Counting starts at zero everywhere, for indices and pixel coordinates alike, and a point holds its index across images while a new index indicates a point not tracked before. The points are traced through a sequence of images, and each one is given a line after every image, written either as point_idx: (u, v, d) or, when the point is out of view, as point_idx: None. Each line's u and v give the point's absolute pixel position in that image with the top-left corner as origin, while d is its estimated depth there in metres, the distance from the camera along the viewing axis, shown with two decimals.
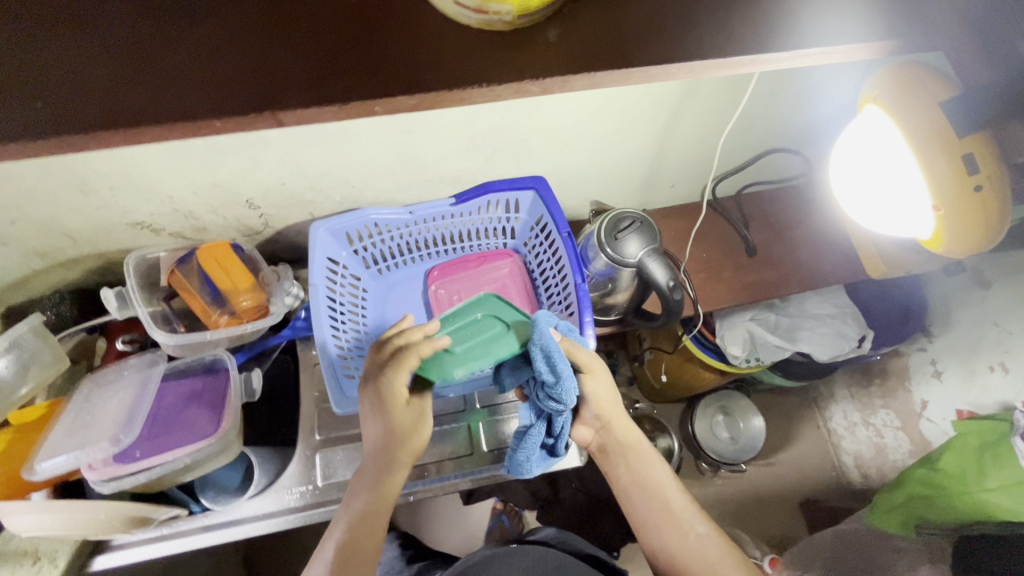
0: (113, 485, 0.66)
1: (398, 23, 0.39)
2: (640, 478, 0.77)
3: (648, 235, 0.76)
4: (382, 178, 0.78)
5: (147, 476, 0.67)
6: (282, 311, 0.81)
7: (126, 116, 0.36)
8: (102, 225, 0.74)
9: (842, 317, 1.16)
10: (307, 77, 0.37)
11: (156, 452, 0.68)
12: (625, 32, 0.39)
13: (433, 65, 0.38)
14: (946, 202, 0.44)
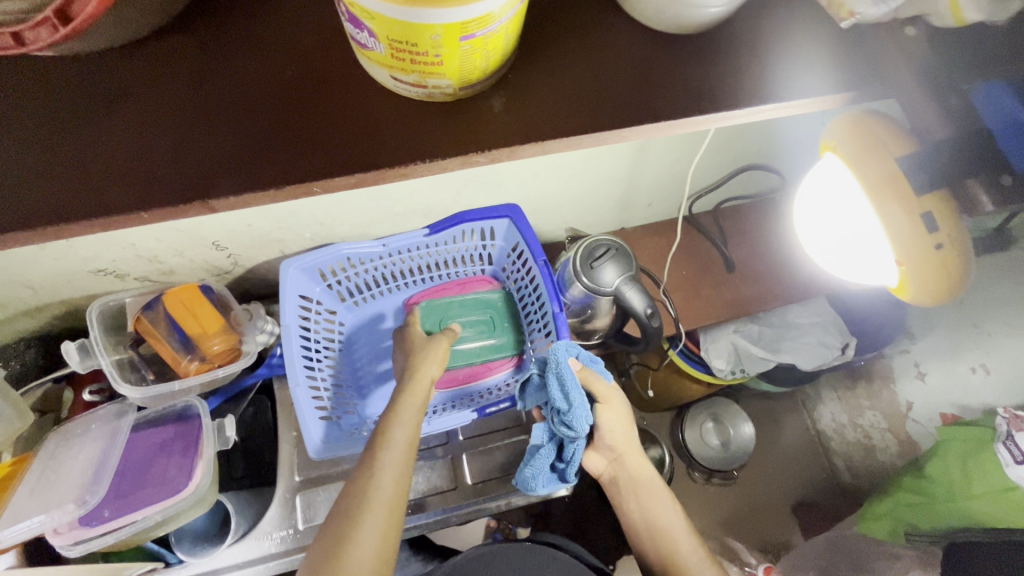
0: (81, 548, 0.64)
1: (336, 99, 0.40)
2: (649, 516, 0.77)
3: (624, 262, 0.75)
4: (352, 214, 0.77)
5: (116, 536, 0.66)
6: (255, 350, 0.80)
7: (52, 210, 0.37)
8: (63, 274, 0.72)
9: (825, 326, 1.16)
10: (239, 159, 0.39)
11: (124, 512, 0.66)
12: (571, 96, 0.40)
13: (376, 140, 0.39)
14: (909, 260, 0.43)
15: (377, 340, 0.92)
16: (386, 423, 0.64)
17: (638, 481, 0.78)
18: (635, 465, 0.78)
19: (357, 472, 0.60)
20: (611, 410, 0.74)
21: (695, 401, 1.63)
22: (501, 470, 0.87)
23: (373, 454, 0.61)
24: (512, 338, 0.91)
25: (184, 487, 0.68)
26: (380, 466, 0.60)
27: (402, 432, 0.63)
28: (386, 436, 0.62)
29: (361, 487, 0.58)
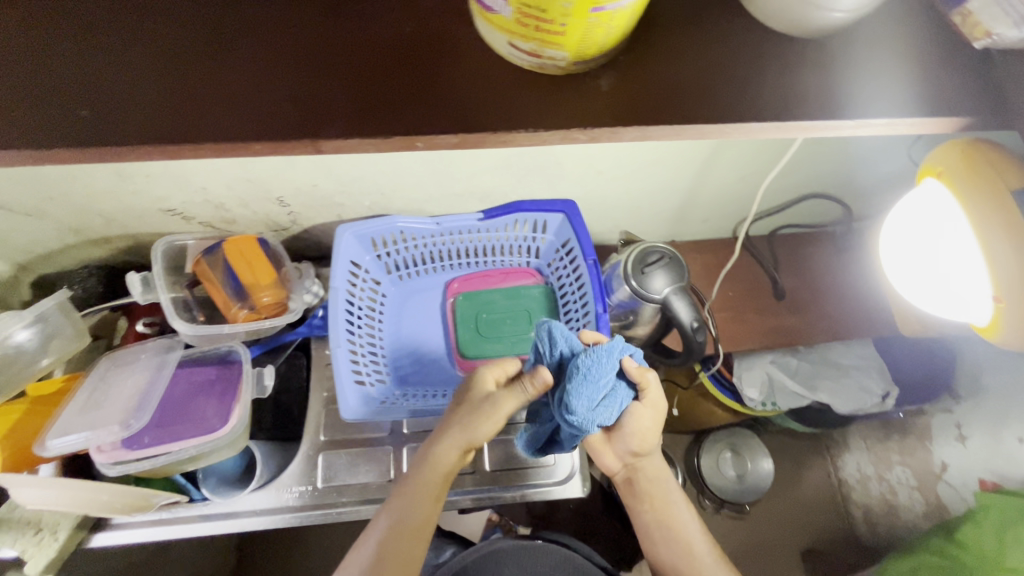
0: (119, 469, 0.66)
1: (432, 66, 0.41)
2: (664, 516, 0.76)
3: (675, 272, 0.74)
4: (412, 188, 0.78)
5: (152, 463, 0.68)
6: (301, 309, 0.81)
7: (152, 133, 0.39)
8: (135, 208, 0.75)
9: (867, 370, 1.12)
10: (339, 110, 0.40)
11: (163, 441, 0.69)
12: (662, 95, 0.40)
13: (461, 111, 0.40)
14: (1009, 297, 0.42)
15: (416, 315, 0.93)
16: (419, 484, 0.65)
17: (654, 480, 0.76)
18: (654, 463, 0.76)
19: (382, 519, 0.65)
20: (653, 415, 0.70)
21: (715, 428, 1.60)
22: (520, 463, 0.87)
23: (403, 510, 0.65)
24: None
25: (223, 424, 0.71)
26: (406, 529, 0.64)
27: (430, 498, 0.65)
28: (417, 498, 0.65)
29: (387, 546, 0.63)
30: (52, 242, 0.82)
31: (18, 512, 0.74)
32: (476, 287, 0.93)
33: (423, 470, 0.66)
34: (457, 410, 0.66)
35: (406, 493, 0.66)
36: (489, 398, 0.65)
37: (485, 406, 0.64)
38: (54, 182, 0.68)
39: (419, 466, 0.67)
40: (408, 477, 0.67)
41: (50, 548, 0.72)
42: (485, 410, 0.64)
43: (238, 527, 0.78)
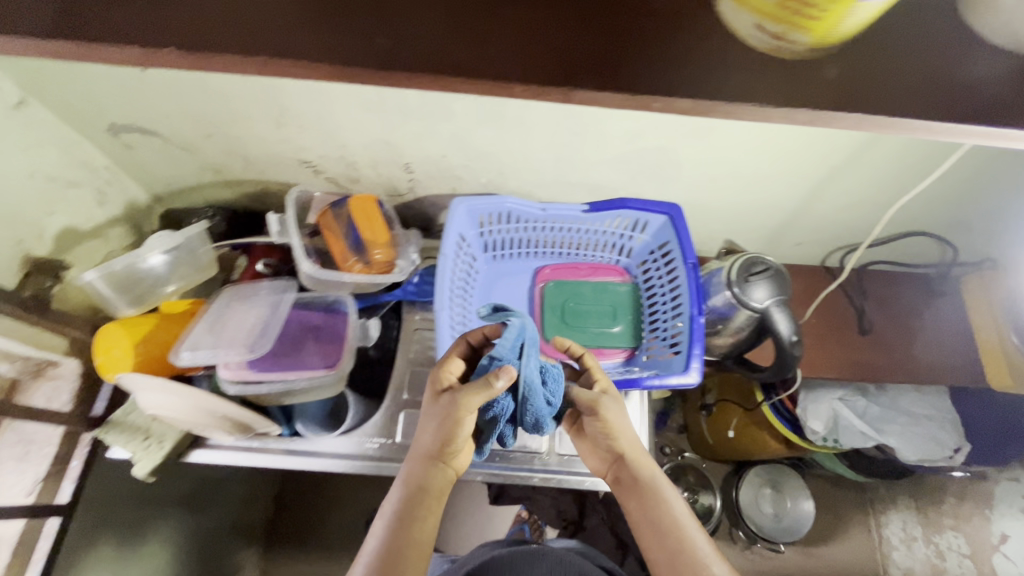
0: (239, 389, 0.71)
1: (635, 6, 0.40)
2: (659, 514, 0.68)
3: (779, 286, 0.75)
4: (530, 171, 0.82)
5: (269, 389, 0.73)
6: (406, 269, 0.86)
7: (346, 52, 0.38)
8: (276, 155, 0.81)
9: (939, 422, 1.10)
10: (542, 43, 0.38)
11: (279, 368, 0.74)
12: (876, 78, 0.39)
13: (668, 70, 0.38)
14: None
15: (504, 296, 0.97)
16: (402, 505, 0.65)
17: (643, 477, 0.71)
18: (641, 458, 0.72)
19: (370, 543, 0.64)
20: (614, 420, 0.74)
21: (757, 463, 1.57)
22: None
23: (390, 533, 0.64)
24: (631, 333, 0.93)
25: (334, 364, 0.76)
26: (397, 552, 0.62)
27: (418, 520, 0.65)
28: (403, 518, 0.64)
29: (378, 568, 0.60)
30: (192, 178, 0.90)
31: (132, 417, 0.81)
32: (566, 276, 0.97)
33: (403, 491, 0.67)
34: (427, 421, 0.70)
35: (392, 515, 0.65)
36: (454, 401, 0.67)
37: (450, 403, 0.67)
38: (217, 120, 0.74)
39: (398, 490, 0.67)
40: (389, 500, 0.67)
41: (156, 453, 0.78)
42: (449, 405, 0.67)
43: (316, 466, 0.82)
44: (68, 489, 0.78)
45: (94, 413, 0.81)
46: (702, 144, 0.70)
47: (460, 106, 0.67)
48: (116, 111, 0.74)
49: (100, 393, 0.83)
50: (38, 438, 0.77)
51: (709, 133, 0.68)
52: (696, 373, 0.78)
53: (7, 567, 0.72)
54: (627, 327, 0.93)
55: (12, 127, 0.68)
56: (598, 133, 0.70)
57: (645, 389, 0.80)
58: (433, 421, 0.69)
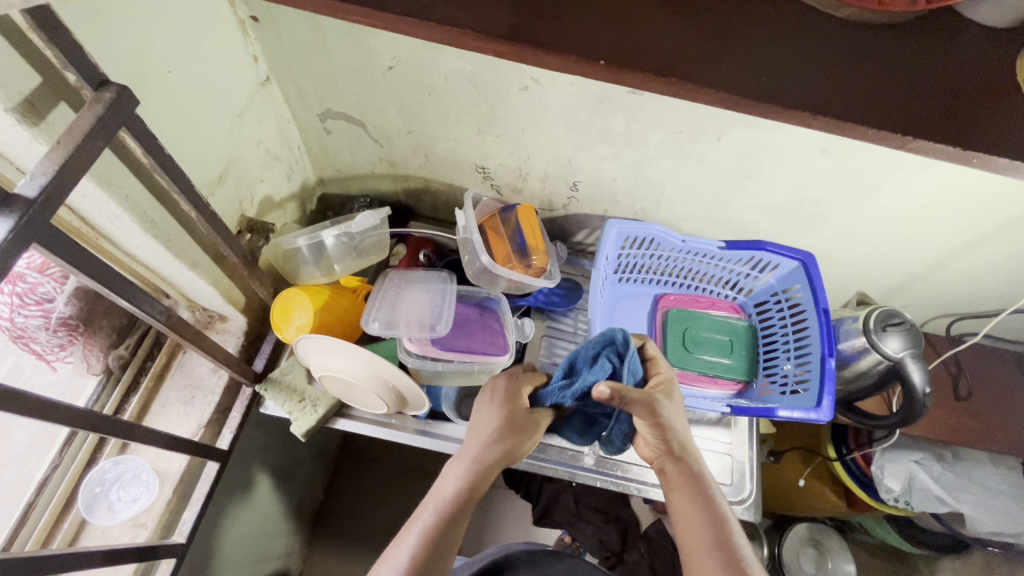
0: (417, 362, 0.79)
1: (961, 48, 0.43)
2: (708, 522, 0.64)
3: (913, 339, 0.81)
4: (685, 204, 0.89)
5: (444, 366, 0.80)
6: (556, 276, 0.90)
7: (714, 49, 0.40)
8: (458, 158, 0.89)
9: (1013, 497, 1.13)
10: (883, 75, 0.41)
11: (451, 349, 0.81)
12: None
13: (1003, 122, 0.41)
14: None
15: (626, 316, 1.03)
16: (456, 501, 0.66)
17: (693, 475, 0.69)
18: (693, 457, 0.71)
19: (416, 530, 0.65)
20: (665, 414, 0.70)
21: (799, 522, 1.52)
22: None
23: (437, 525, 0.65)
24: (745, 367, 0.99)
25: (498, 355, 0.83)
26: (445, 545, 0.64)
27: (463, 517, 0.67)
28: (454, 515, 0.66)
29: (427, 557, 0.63)
30: (364, 168, 0.97)
31: (289, 377, 0.85)
32: (686, 306, 1.03)
33: (459, 488, 0.67)
34: (501, 430, 0.70)
35: (445, 508, 0.66)
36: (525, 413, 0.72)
37: (530, 421, 0.73)
38: (424, 121, 0.82)
39: (454, 486, 0.67)
40: (442, 491, 0.68)
41: (310, 416, 0.83)
42: (530, 425, 0.72)
43: (446, 450, 0.86)
44: (226, 438, 0.82)
45: (255, 368, 0.86)
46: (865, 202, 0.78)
47: (659, 138, 0.75)
48: (337, 101, 0.82)
49: (259, 350, 0.88)
50: (204, 383, 0.83)
51: (878, 190, 0.76)
52: (828, 411, 0.83)
53: (167, 502, 0.76)
54: (742, 363, 0.99)
55: (257, 100, 0.77)
56: (772, 176, 0.78)
57: (777, 419, 0.84)
58: (508, 434, 0.70)
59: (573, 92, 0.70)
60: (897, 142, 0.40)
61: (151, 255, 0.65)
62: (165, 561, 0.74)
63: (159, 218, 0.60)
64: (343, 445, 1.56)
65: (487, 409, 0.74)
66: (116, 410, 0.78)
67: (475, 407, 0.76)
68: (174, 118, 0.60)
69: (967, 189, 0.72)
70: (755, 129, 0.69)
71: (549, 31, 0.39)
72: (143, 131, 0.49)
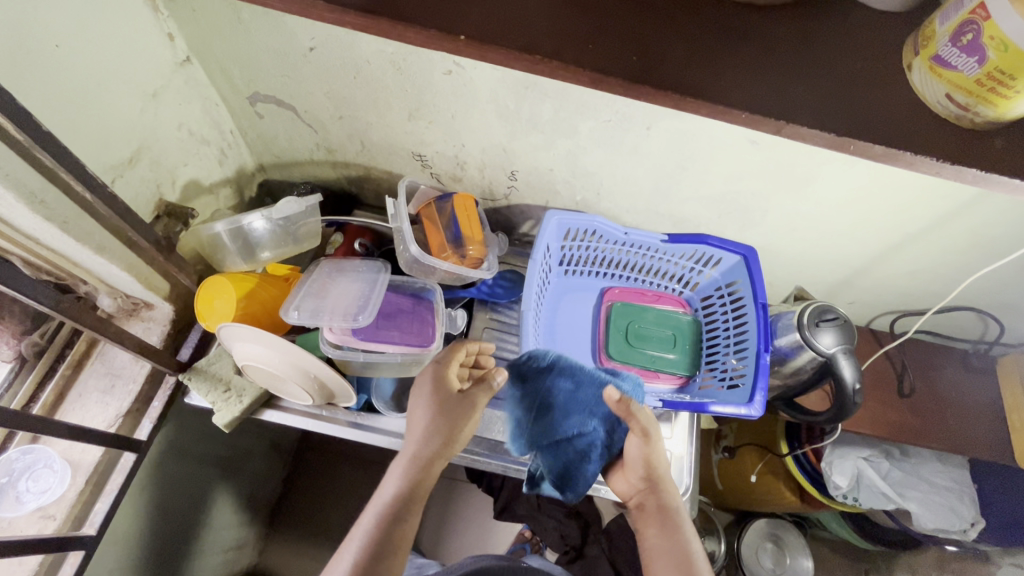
0: (339, 352, 0.77)
1: (842, 35, 0.42)
2: (671, 542, 0.71)
3: (846, 335, 0.81)
4: (625, 195, 0.88)
5: (367, 357, 0.78)
6: (493, 267, 0.89)
7: (579, 29, 0.39)
8: (394, 145, 0.88)
9: (959, 495, 1.13)
10: (758, 61, 0.40)
11: (377, 340, 0.79)
12: None
13: (880, 109, 0.40)
14: None
15: (572, 310, 1.02)
16: (398, 498, 0.66)
17: (665, 503, 0.74)
18: (666, 488, 0.76)
19: (361, 532, 0.64)
20: (657, 447, 0.77)
21: (758, 517, 1.52)
22: None
23: (381, 525, 0.64)
24: (688, 362, 0.98)
25: (426, 346, 0.81)
26: (389, 543, 0.63)
27: (409, 517, 0.66)
28: (397, 511, 0.65)
29: (373, 558, 0.61)
30: (301, 154, 0.95)
31: (215, 367, 0.83)
32: (631, 300, 1.01)
33: (400, 484, 0.68)
34: (437, 420, 0.72)
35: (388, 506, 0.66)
36: (466, 399, 0.74)
37: (465, 405, 0.74)
38: (353, 105, 0.80)
39: (394, 483, 0.68)
40: (384, 492, 0.67)
41: (235, 406, 0.81)
42: (467, 411, 0.73)
43: (378, 443, 0.85)
44: (145, 428, 0.80)
45: (180, 358, 0.84)
46: (797, 196, 0.77)
47: (588, 126, 0.74)
48: (264, 84, 0.79)
49: (186, 340, 0.86)
50: (124, 372, 0.81)
51: (809, 183, 0.75)
52: (761, 406, 0.82)
53: (79, 494, 0.74)
54: (685, 357, 0.98)
55: (176, 81, 0.74)
56: (705, 168, 0.77)
57: (710, 415, 0.83)
58: (445, 421, 0.72)
59: (496, 77, 0.68)
60: (772, 127, 0.39)
61: (51, 239, 0.63)
62: (73, 555, 0.72)
63: (50, 199, 0.58)
64: (302, 437, 1.54)
65: (419, 401, 0.74)
66: (29, 398, 0.76)
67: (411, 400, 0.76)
68: (66, 95, 0.58)
69: (895, 185, 0.71)
70: (680, 118, 0.68)
71: (410, 7, 0.39)
72: (9, 105, 0.47)
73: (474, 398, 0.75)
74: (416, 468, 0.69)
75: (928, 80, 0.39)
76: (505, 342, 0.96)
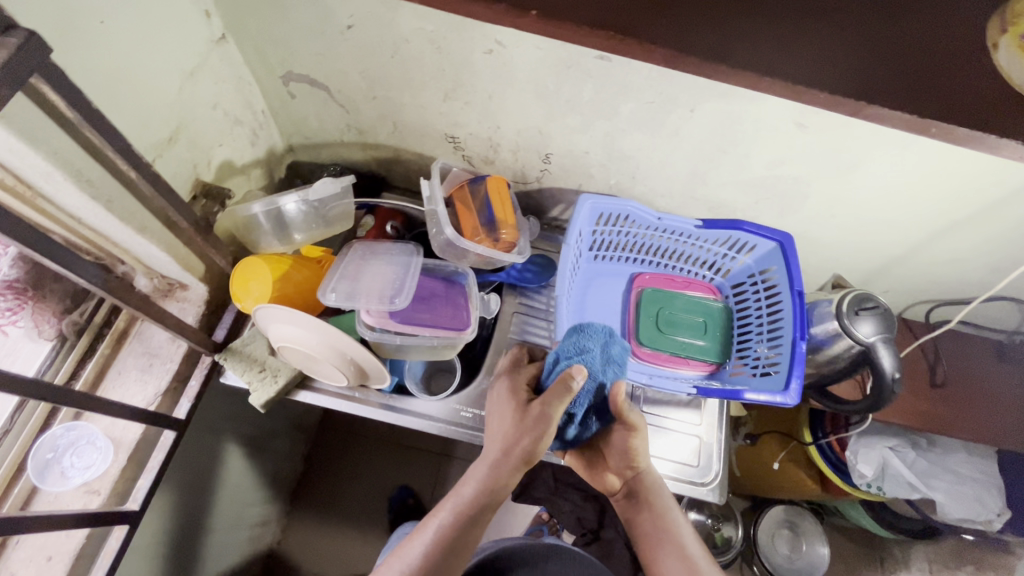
0: (375, 335, 0.77)
1: (921, 12, 0.40)
2: (661, 535, 0.71)
3: (885, 324, 0.79)
4: (661, 179, 0.86)
5: (402, 340, 0.79)
6: (526, 251, 0.88)
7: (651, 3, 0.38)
8: (427, 126, 0.86)
9: (985, 485, 1.13)
10: (832, 38, 0.39)
11: (411, 323, 0.79)
12: None
13: (960, 89, 0.38)
14: None
15: (601, 295, 1.01)
16: (476, 502, 0.64)
17: (656, 496, 0.75)
18: (655, 482, 0.76)
19: (432, 529, 0.62)
20: (643, 438, 0.75)
21: (775, 504, 1.52)
22: (661, 454, 0.92)
23: (456, 526, 0.62)
24: (718, 349, 0.97)
25: (460, 330, 0.81)
26: (463, 546, 0.61)
27: (482, 522, 0.64)
28: (472, 516, 0.63)
29: (442, 555, 0.60)
30: (332, 135, 0.94)
31: (250, 348, 0.84)
32: (661, 286, 1.00)
33: (479, 486, 0.65)
34: (516, 428, 0.69)
35: (462, 508, 0.63)
36: (544, 413, 0.68)
37: (543, 418, 0.68)
38: (388, 85, 0.79)
39: (474, 483, 0.65)
40: (462, 491, 0.65)
41: (270, 387, 0.81)
42: (545, 420, 0.68)
43: (409, 425, 0.86)
44: (184, 408, 0.81)
45: (216, 338, 0.85)
46: (843, 181, 0.75)
47: (630, 107, 0.72)
48: (298, 63, 0.78)
49: (221, 320, 0.87)
50: (162, 351, 0.81)
51: (855, 168, 0.73)
52: (797, 394, 0.81)
53: (121, 470, 0.75)
54: (715, 345, 0.97)
55: (212, 59, 0.73)
56: (748, 152, 0.75)
57: (744, 402, 0.82)
58: (522, 429, 0.68)
59: (538, 56, 0.67)
60: (849, 108, 0.38)
61: (93, 218, 0.63)
62: (118, 529, 0.74)
63: (96, 178, 0.58)
64: (323, 417, 1.56)
65: (505, 411, 0.73)
66: (71, 375, 0.77)
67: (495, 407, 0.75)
68: (109, 71, 0.57)
69: (948, 171, 0.69)
70: (728, 99, 0.66)
71: None
72: (63, 82, 0.47)
73: (551, 408, 0.68)
74: (496, 471, 0.66)
75: (1015, 59, 0.37)
76: (534, 327, 0.96)
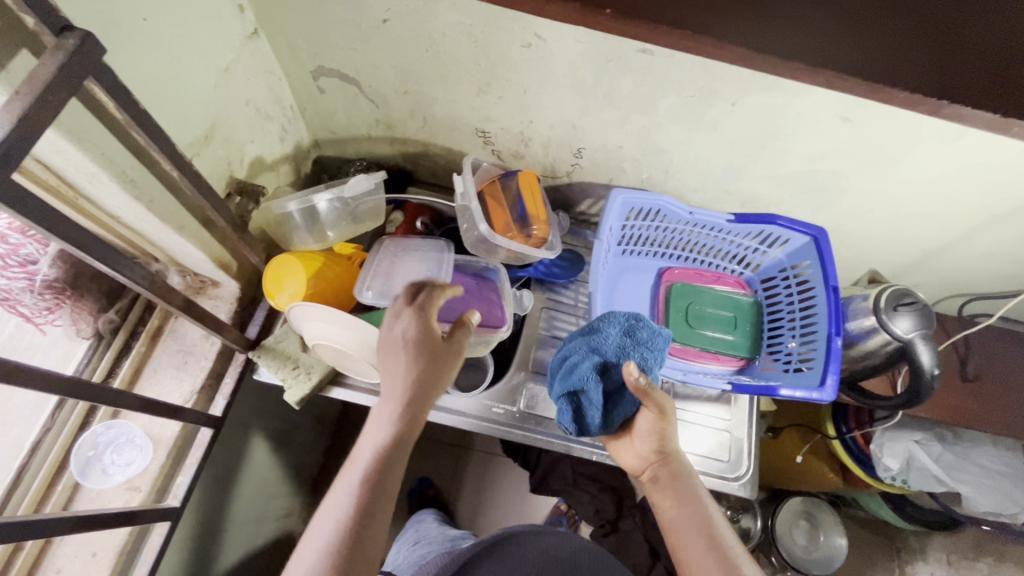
0: None
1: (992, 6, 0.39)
2: (690, 516, 0.67)
3: (925, 320, 0.78)
4: (694, 174, 0.85)
5: None
6: (558, 246, 0.87)
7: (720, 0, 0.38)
8: (458, 121, 0.85)
9: (1013, 479, 1.12)
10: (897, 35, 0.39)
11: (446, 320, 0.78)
12: None
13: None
14: None
15: (629, 290, 1.01)
16: (392, 444, 0.59)
17: (683, 476, 0.70)
18: (680, 463, 0.72)
19: (351, 482, 0.57)
20: (670, 422, 0.71)
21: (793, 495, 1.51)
22: (691, 449, 0.92)
23: (376, 473, 0.57)
24: (748, 344, 0.96)
25: (495, 327, 0.80)
26: (389, 492, 0.57)
27: (401, 462, 0.60)
28: (391, 458, 0.58)
29: (370, 507, 0.55)
30: (359, 130, 0.93)
31: (283, 345, 0.84)
32: (690, 281, 1.00)
33: (390, 429, 0.60)
34: (420, 360, 0.63)
35: (380, 454, 0.58)
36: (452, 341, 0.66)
37: (452, 347, 0.65)
38: (421, 79, 0.78)
39: (387, 427, 0.60)
40: (375, 437, 0.60)
41: (304, 384, 0.81)
42: (454, 352, 0.65)
43: (441, 421, 0.86)
44: (220, 405, 0.82)
45: (248, 335, 0.85)
46: (884, 175, 0.74)
47: (669, 102, 0.71)
48: (329, 57, 0.77)
49: (253, 317, 0.87)
50: (196, 349, 0.81)
51: (897, 161, 0.72)
52: (833, 390, 0.81)
53: (160, 467, 0.76)
54: (745, 340, 0.96)
55: (245, 55, 0.72)
56: (787, 146, 0.74)
57: (779, 398, 0.82)
58: (429, 361, 0.63)
59: (579, 50, 0.66)
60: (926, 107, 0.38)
61: (134, 218, 0.63)
62: (160, 525, 0.74)
63: (139, 178, 0.57)
64: (344, 410, 1.57)
65: (393, 339, 0.65)
66: (109, 373, 0.78)
67: (383, 332, 0.66)
68: (152, 69, 0.56)
69: (995, 165, 0.68)
70: (772, 94, 0.65)
71: None
72: (113, 83, 0.46)
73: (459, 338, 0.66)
74: (411, 411, 0.61)
75: None
76: (562, 322, 0.96)
